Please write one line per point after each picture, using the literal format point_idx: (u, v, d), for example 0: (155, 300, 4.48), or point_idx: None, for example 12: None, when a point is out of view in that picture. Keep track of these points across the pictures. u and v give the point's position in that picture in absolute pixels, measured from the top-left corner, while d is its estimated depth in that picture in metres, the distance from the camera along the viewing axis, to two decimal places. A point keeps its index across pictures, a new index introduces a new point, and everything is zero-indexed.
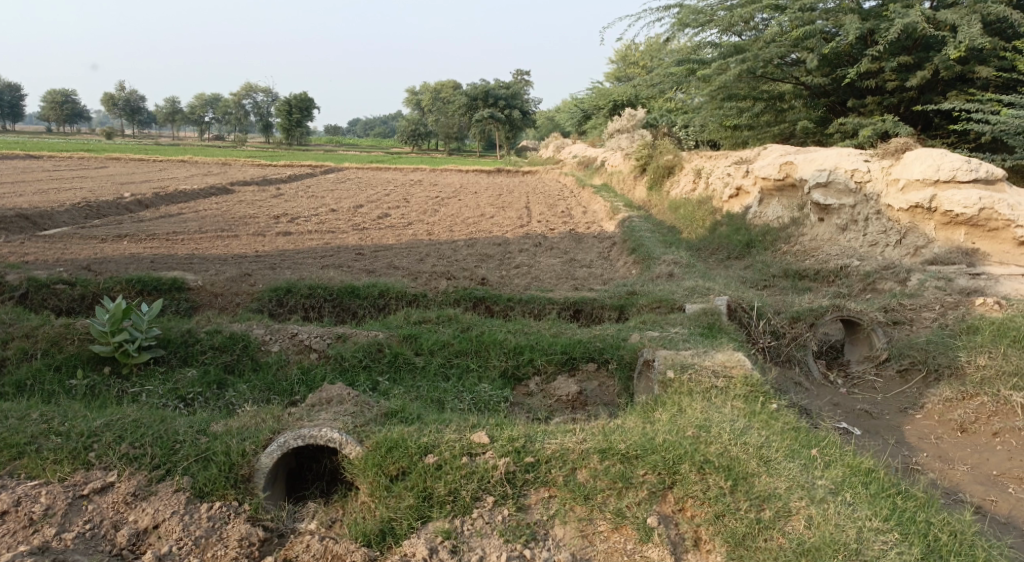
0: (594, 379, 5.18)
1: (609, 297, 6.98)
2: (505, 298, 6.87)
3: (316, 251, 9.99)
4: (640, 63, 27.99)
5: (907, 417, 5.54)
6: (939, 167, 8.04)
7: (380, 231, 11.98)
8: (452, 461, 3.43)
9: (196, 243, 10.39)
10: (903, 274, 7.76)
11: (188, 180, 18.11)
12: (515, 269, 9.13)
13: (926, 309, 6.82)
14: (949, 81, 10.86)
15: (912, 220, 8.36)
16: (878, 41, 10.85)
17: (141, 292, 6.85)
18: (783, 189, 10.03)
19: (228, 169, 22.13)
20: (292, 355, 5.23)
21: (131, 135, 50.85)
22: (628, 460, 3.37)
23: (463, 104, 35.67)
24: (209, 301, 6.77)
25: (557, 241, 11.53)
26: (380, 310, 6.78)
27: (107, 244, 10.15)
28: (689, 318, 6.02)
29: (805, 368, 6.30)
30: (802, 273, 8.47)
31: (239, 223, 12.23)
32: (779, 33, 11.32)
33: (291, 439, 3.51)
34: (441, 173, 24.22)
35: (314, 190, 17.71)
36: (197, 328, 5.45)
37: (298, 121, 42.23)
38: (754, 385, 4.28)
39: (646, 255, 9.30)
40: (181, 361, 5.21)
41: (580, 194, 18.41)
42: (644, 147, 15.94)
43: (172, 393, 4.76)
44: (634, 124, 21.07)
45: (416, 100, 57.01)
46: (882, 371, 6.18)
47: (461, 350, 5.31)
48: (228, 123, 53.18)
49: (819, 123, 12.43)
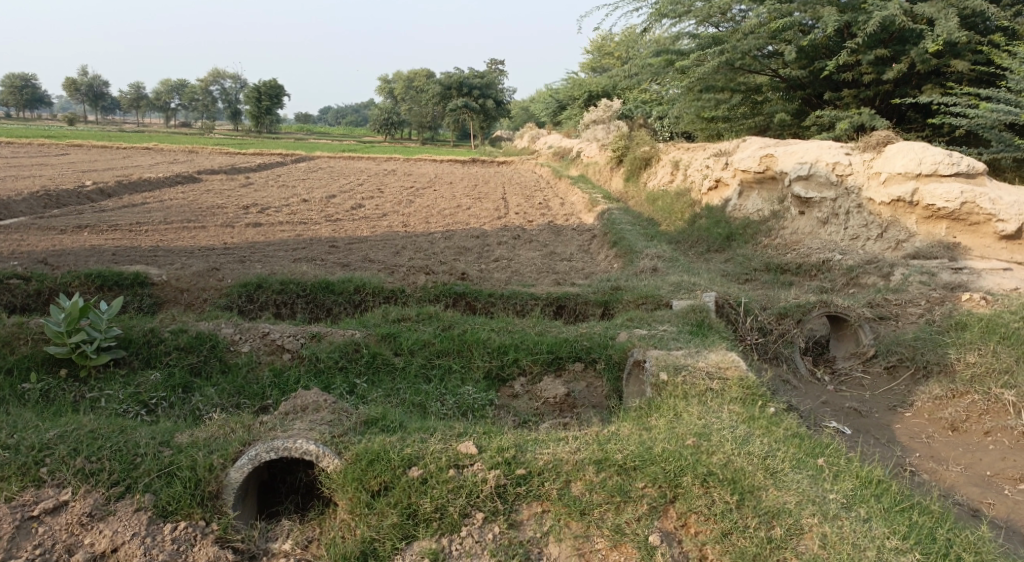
0: (582, 380, 4.98)
1: (592, 292, 6.78)
2: (486, 294, 6.63)
3: (288, 244, 9.65)
4: (615, 54, 27.85)
5: (898, 416, 5.43)
6: (921, 160, 7.95)
7: (353, 222, 11.65)
8: (438, 474, 3.20)
9: (161, 235, 9.98)
10: (886, 269, 7.66)
11: (153, 168, 17.53)
12: (494, 262, 8.90)
13: (912, 305, 6.73)
14: (924, 75, 10.82)
15: (893, 214, 8.26)
16: (856, 34, 10.76)
17: (102, 288, 6.49)
18: (763, 181, 9.91)
19: (196, 157, 21.52)
20: (263, 356, 4.94)
21: (94, 121, 49.46)
22: (626, 473, 3.19)
23: (437, 93, 35.19)
24: (174, 297, 6.44)
25: (536, 233, 11.31)
26: (357, 307, 6.51)
27: (66, 235, 9.70)
28: (677, 315, 5.84)
29: (792, 365, 6.16)
30: (784, 267, 8.36)
31: (207, 213, 11.81)
32: (756, 24, 11.18)
33: (263, 451, 3.24)
34: (416, 163, 23.84)
35: (285, 179, 17.26)
36: (161, 327, 5.12)
37: (268, 108, 41.46)
38: (750, 387, 4.11)
39: (628, 249, 9.13)
40: (144, 363, 4.90)
41: (556, 185, 18.20)
42: (621, 138, 15.77)
43: (133, 399, 4.46)
44: (610, 115, 20.89)
45: (388, 89, 56.17)
46: (869, 368, 6.06)
47: (442, 350, 5.07)
48: (196, 110, 51.92)
49: (796, 115, 12.35)
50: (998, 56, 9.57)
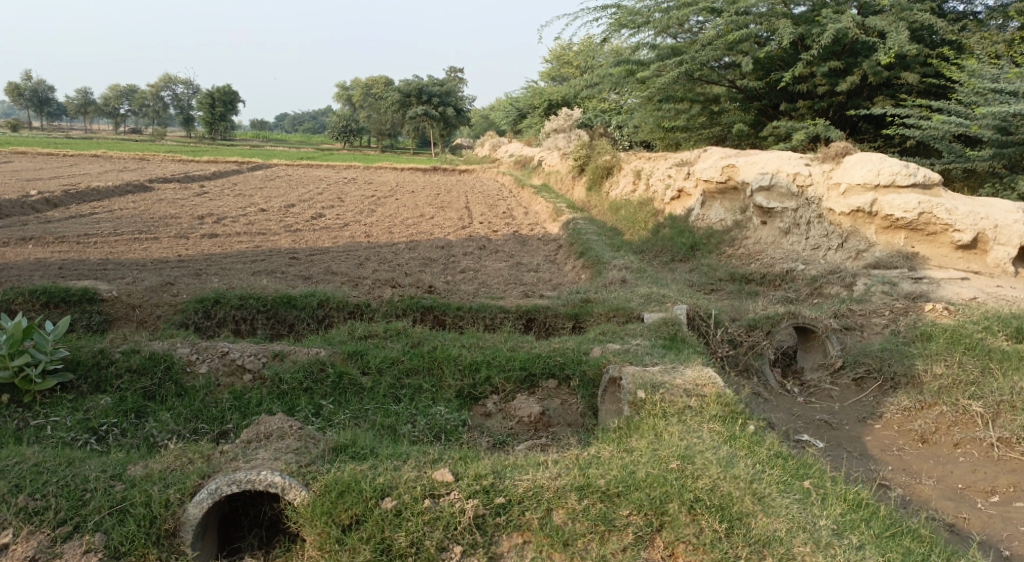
0: (556, 397, 4.86)
1: (561, 305, 6.69)
2: (455, 307, 6.48)
3: (246, 256, 9.34)
4: (575, 63, 28.04)
5: (868, 428, 5.43)
6: (880, 171, 8.08)
7: (314, 232, 11.37)
8: (414, 505, 3.04)
9: (111, 247, 9.57)
10: (848, 279, 7.73)
11: (102, 176, 16.92)
12: (460, 274, 8.75)
13: (876, 315, 6.79)
14: (876, 86, 11.03)
15: (854, 224, 8.36)
16: (811, 46, 10.93)
17: (48, 305, 6.14)
18: (726, 192, 9.96)
19: (147, 165, 20.86)
20: (222, 378, 4.69)
21: (39, 127, 47.78)
22: (610, 500, 3.09)
23: (395, 100, 34.50)
24: (126, 314, 6.14)
25: (501, 243, 11.19)
26: (320, 322, 6.29)
27: (9, 248, 9.23)
28: (649, 329, 5.78)
29: (762, 378, 6.13)
30: (749, 277, 8.39)
31: (160, 223, 11.39)
32: (714, 36, 11.27)
33: (224, 485, 3.01)
34: (376, 170, 23.56)
35: (242, 188, 16.83)
36: (112, 347, 4.83)
37: (222, 115, 40.60)
38: (728, 404, 4.04)
39: (595, 259, 9.08)
40: (93, 387, 4.62)
41: (519, 194, 18.13)
42: (582, 147, 15.79)
43: (82, 426, 4.18)
44: (571, 123, 20.91)
45: (346, 96, 55.55)
46: (837, 380, 6.06)
47: (412, 369, 4.91)
48: (146, 116, 50.50)
49: (755, 125, 12.49)
50: (948, 70, 9.79)
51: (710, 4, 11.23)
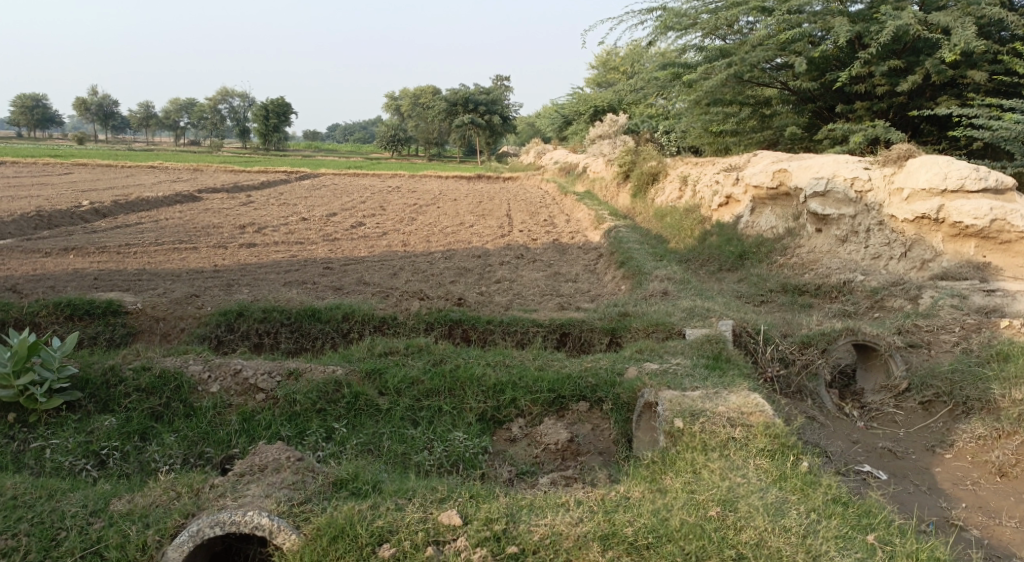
0: (586, 422, 4.47)
1: (598, 318, 6.28)
2: (484, 320, 6.14)
3: (281, 266, 9.19)
4: (621, 68, 27.51)
5: (937, 458, 4.88)
6: (946, 175, 7.42)
7: (352, 241, 11.20)
8: (414, 553, 2.73)
9: (150, 257, 9.55)
10: (913, 291, 7.11)
11: (155, 187, 17.18)
12: (495, 284, 8.42)
13: (945, 331, 6.18)
14: (939, 86, 10.29)
15: (918, 232, 7.72)
16: (868, 45, 10.28)
17: (71, 317, 6.00)
18: (777, 197, 9.38)
19: (200, 175, 21.25)
20: (233, 397, 4.44)
21: (103, 139, 49.60)
22: (638, 552, 2.75)
23: (442, 110, 34.90)
24: (150, 327, 6.00)
25: (540, 252, 10.83)
26: (344, 336, 6.03)
27: (50, 259, 9.29)
28: (691, 347, 5.34)
29: (818, 401, 5.58)
30: (802, 288, 7.84)
31: (201, 233, 11.39)
32: (765, 36, 10.74)
33: (206, 526, 2.76)
34: (422, 179, 23.47)
35: (287, 197, 16.90)
36: (122, 365, 4.64)
37: (276, 126, 41.32)
38: (777, 436, 3.57)
39: (636, 269, 8.63)
40: (101, 407, 4.43)
41: (562, 201, 17.74)
42: (627, 152, 15.32)
43: (82, 449, 3.99)
44: (616, 130, 20.42)
45: (395, 105, 56.16)
46: (901, 403, 5.50)
47: (432, 390, 4.57)
48: (203, 128, 51.79)
49: (808, 128, 11.84)
50: (1019, 66, 9.03)
51: (761, 3, 10.74)
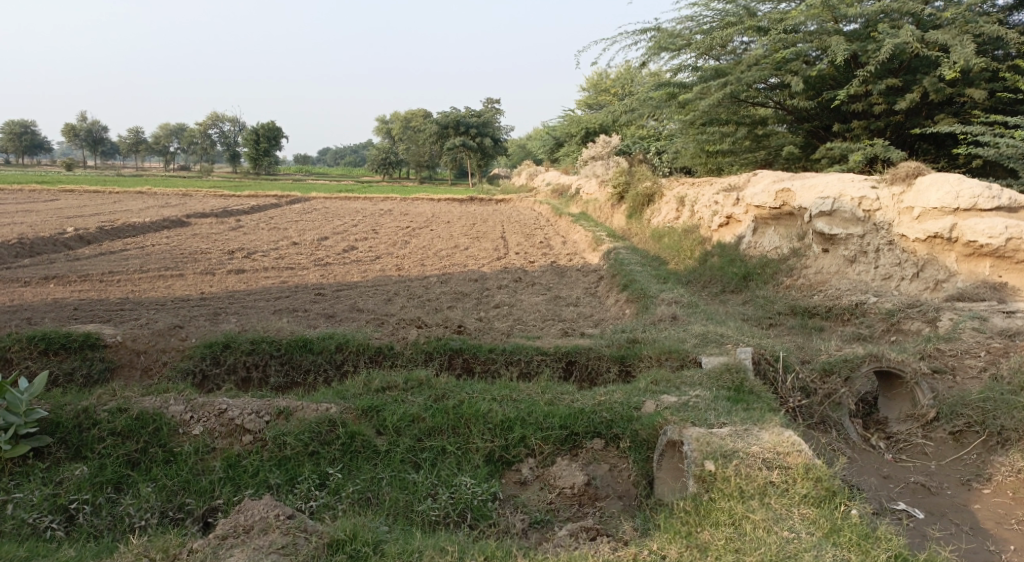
0: (603, 462, 4.11)
1: (606, 345, 5.95)
2: (486, 350, 5.80)
3: (271, 292, 8.84)
4: (613, 90, 27.48)
5: (975, 494, 4.53)
6: (958, 194, 7.16)
7: (344, 266, 10.85)
8: None
9: (134, 285, 9.17)
10: (931, 313, 6.80)
11: (142, 212, 16.76)
12: (494, 310, 8.10)
13: (970, 356, 5.86)
14: (935, 104, 10.09)
15: (931, 251, 7.46)
16: (865, 64, 10.10)
17: (46, 352, 5.60)
18: (781, 217, 9.10)
19: (189, 200, 20.82)
20: (218, 440, 4.06)
21: (92, 165, 49.20)
22: None
23: (434, 133, 34.78)
24: (130, 361, 5.61)
25: (538, 275, 10.51)
26: (338, 369, 5.67)
27: (29, 288, 8.89)
28: (709, 377, 5.01)
29: (842, 432, 5.22)
30: (813, 311, 7.52)
31: (188, 259, 11.01)
32: (761, 56, 10.56)
33: None
34: (414, 202, 23.19)
35: (277, 221, 16.56)
36: (97, 406, 4.24)
37: (266, 151, 41.03)
38: (821, 480, 3.25)
39: (640, 293, 8.32)
40: (72, 453, 4.04)
41: (557, 222, 17.48)
42: (622, 173, 15.09)
43: (49, 504, 3.65)
44: (608, 151, 20.27)
45: (386, 129, 55.95)
46: (931, 434, 5.16)
47: (435, 428, 4.21)
48: (194, 153, 51.46)
49: (805, 147, 11.64)
50: None
51: (756, 23, 10.59)
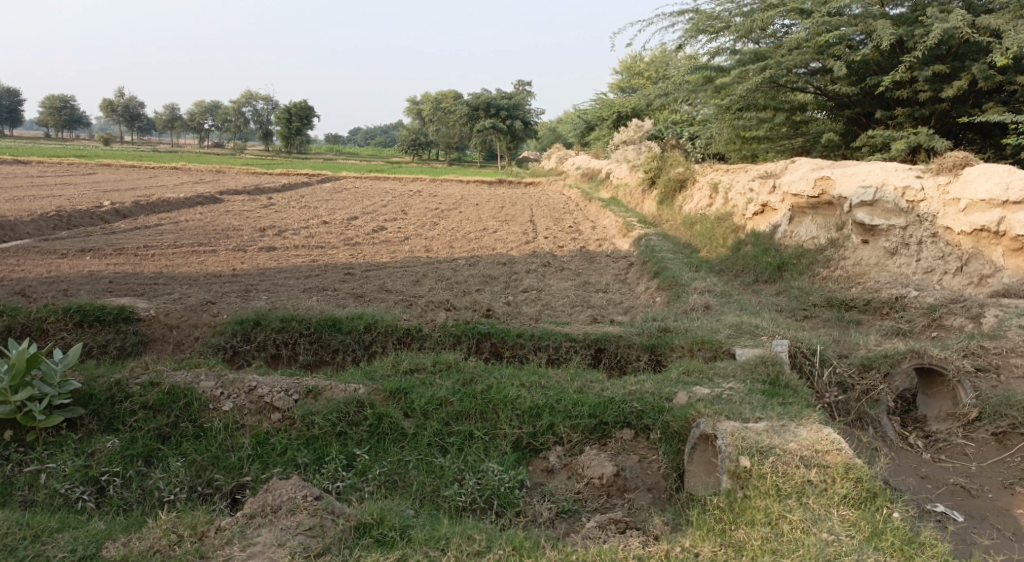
0: (633, 453, 4.03)
1: (636, 333, 5.85)
2: (514, 335, 5.73)
3: (300, 271, 8.86)
4: (646, 74, 27.04)
5: (1018, 498, 4.35)
6: (1008, 186, 6.88)
7: (373, 246, 10.85)
8: None
9: (167, 260, 9.27)
10: (975, 309, 6.56)
11: (177, 188, 16.94)
12: (522, 294, 8.02)
13: (1016, 354, 5.63)
14: (983, 93, 9.68)
15: (976, 245, 7.20)
16: (911, 49, 9.74)
17: (81, 324, 5.66)
18: (819, 206, 8.85)
19: (222, 177, 21.03)
20: (247, 417, 4.07)
21: (128, 141, 49.96)
22: None
23: (464, 114, 34.62)
24: (162, 335, 5.66)
25: (567, 260, 10.40)
26: (366, 349, 5.65)
27: (66, 260, 9.02)
28: (743, 369, 4.89)
29: (879, 430, 5.07)
30: (850, 303, 7.31)
31: (220, 236, 11.09)
32: (802, 39, 10.24)
33: None
34: (444, 183, 23.16)
35: (308, 199, 16.66)
36: (129, 379, 4.27)
37: (298, 130, 41.20)
38: (860, 481, 3.14)
39: (672, 281, 8.18)
40: (104, 425, 4.07)
41: (586, 207, 17.30)
42: (654, 158, 14.85)
43: (81, 474, 3.68)
44: (640, 135, 19.98)
45: (417, 110, 55.87)
46: (972, 435, 4.96)
47: (462, 413, 4.16)
48: (228, 131, 51.93)
49: (845, 135, 11.31)
50: None
51: (798, 5, 10.26)
